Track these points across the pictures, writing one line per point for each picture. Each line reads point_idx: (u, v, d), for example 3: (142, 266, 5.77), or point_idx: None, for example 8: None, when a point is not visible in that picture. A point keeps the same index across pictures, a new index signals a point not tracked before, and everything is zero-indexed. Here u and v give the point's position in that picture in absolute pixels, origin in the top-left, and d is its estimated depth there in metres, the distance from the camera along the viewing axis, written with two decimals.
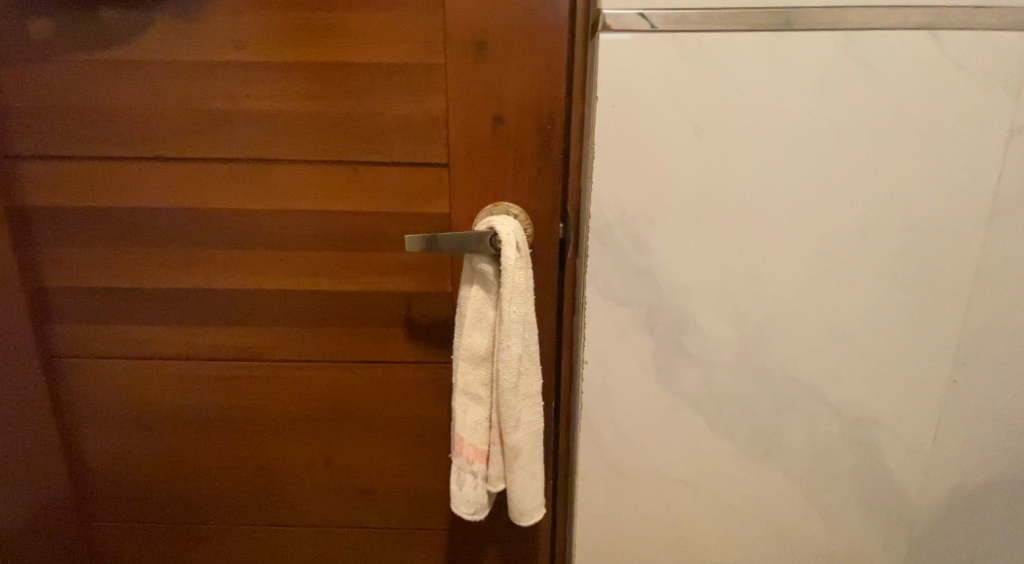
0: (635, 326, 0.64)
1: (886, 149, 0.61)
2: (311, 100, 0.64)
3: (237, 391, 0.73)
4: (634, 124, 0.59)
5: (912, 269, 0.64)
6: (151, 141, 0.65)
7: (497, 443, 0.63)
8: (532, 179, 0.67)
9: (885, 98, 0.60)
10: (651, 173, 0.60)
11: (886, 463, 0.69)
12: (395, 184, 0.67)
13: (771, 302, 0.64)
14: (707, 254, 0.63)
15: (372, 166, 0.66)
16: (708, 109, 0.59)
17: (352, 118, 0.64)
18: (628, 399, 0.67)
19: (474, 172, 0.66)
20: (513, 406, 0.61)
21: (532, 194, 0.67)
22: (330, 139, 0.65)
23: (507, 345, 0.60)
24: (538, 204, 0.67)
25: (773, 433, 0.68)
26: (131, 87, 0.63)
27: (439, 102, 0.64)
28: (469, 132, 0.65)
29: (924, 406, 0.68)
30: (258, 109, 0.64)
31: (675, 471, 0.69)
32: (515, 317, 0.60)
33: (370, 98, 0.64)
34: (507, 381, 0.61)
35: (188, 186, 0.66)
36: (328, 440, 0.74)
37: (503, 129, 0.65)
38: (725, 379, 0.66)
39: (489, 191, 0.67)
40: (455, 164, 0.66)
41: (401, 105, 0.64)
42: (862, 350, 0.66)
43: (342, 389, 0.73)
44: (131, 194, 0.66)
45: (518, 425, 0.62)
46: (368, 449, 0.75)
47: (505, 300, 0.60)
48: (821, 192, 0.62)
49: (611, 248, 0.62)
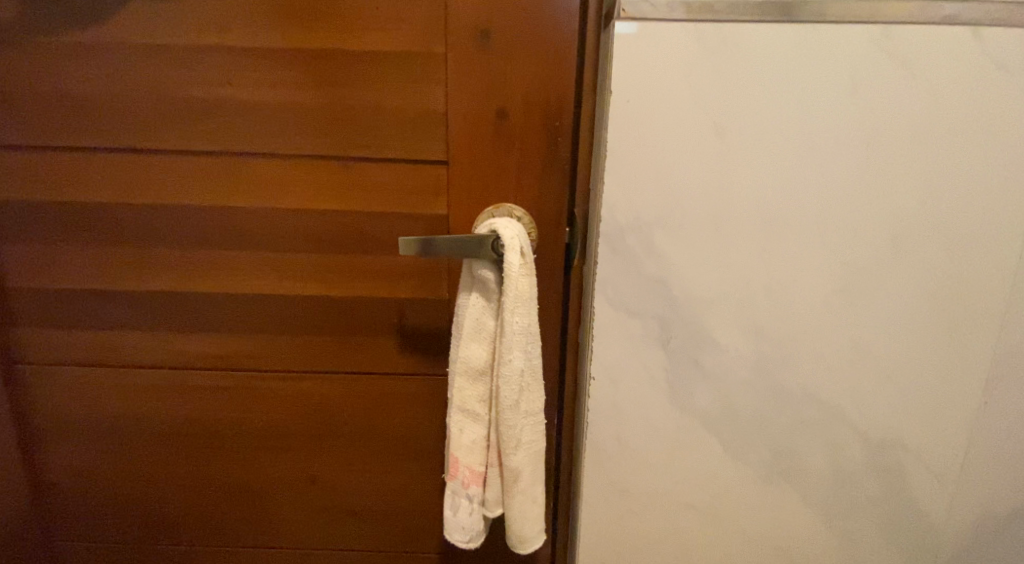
0: (648, 340, 0.60)
1: (919, 152, 0.57)
2: (301, 90, 0.59)
3: (212, 405, 0.68)
4: (650, 121, 0.55)
5: (944, 283, 0.60)
6: (124, 132, 0.60)
7: (495, 465, 0.59)
8: (537, 180, 0.62)
9: (921, 98, 0.55)
10: (667, 174, 0.56)
11: (912, 492, 0.65)
12: (387, 183, 0.62)
13: (793, 316, 0.59)
14: (726, 263, 0.58)
15: (364, 162, 0.61)
16: (730, 105, 0.55)
17: (345, 110, 0.60)
18: (637, 419, 0.62)
19: (474, 171, 0.61)
20: (513, 425, 0.56)
21: (537, 196, 0.62)
22: (321, 133, 0.60)
23: (509, 359, 0.55)
24: (543, 206, 0.63)
25: (792, 457, 0.63)
26: (101, 73, 0.58)
27: (439, 94, 0.60)
28: (470, 127, 0.60)
29: (952, 431, 0.63)
30: (240, 99, 0.59)
31: (687, 496, 0.64)
32: (517, 329, 0.55)
33: (362, 88, 0.59)
34: (508, 399, 0.56)
35: (163, 182, 0.61)
36: (312, 457, 0.69)
37: (507, 125, 0.60)
38: (741, 398, 0.61)
39: (490, 191, 0.62)
40: (455, 161, 0.61)
41: (395, 97, 0.60)
42: (888, 367, 0.61)
43: (328, 404, 0.68)
44: (100, 190, 0.61)
45: (518, 446, 0.57)
46: (355, 467, 0.70)
47: (507, 310, 0.55)
48: (851, 199, 0.57)
49: (623, 255, 0.58)
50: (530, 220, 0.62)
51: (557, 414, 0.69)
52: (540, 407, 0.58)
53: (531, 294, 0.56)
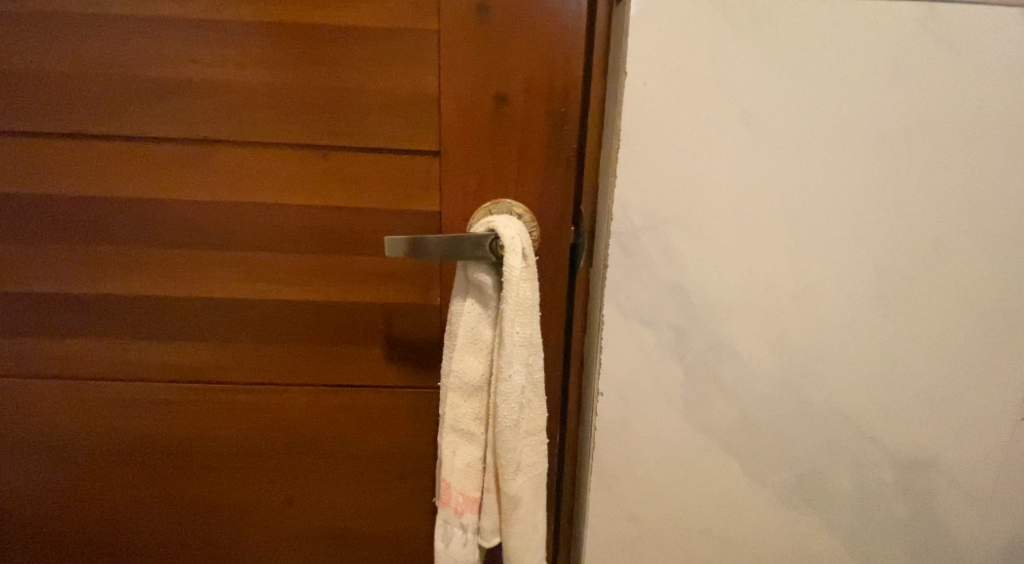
0: (662, 350, 0.55)
1: (964, 147, 0.51)
2: (275, 69, 0.53)
3: (176, 423, 0.62)
4: (671, 106, 0.50)
5: (984, 291, 0.54)
6: (78, 115, 0.53)
7: (492, 490, 0.53)
8: (539, 175, 0.56)
9: (967, 86, 0.50)
10: (688, 166, 0.51)
11: (945, 518, 0.59)
12: (371, 175, 0.56)
13: (820, 323, 0.55)
14: (747, 266, 0.53)
15: (345, 152, 0.55)
16: (760, 89, 0.50)
17: (326, 91, 0.53)
18: (647, 436, 0.56)
19: (469, 162, 0.55)
20: (513, 447, 0.51)
21: (539, 192, 0.56)
22: (300, 119, 0.54)
23: (508, 374, 0.49)
24: (546, 203, 0.57)
25: (815, 478, 0.58)
26: (51, 48, 0.52)
27: (432, 77, 0.53)
28: (465, 113, 0.54)
29: (989, 452, 0.58)
30: (206, 79, 0.53)
31: (701, 521, 0.59)
32: (517, 340, 0.49)
33: (344, 68, 0.53)
34: (507, 418, 0.50)
35: (120, 172, 0.55)
36: (288, 480, 0.64)
37: (507, 110, 0.54)
38: (761, 413, 0.56)
39: (487, 185, 0.56)
40: (448, 152, 0.55)
41: (380, 78, 0.53)
42: (920, 382, 0.56)
43: (306, 421, 0.62)
44: (49, 181, 0.55)
45: (518, 469, 0.51)
46: (336, 490, 0.64)
47: (507, 319, 0.49)
48: (886, 198, 0.52)
49: (637, 257, 0.52)
50: (532, 218, 0.56)
51: (559, 430, 0.64)
52: (542, 425, 0.53)
53: (534, 301, 0.50)
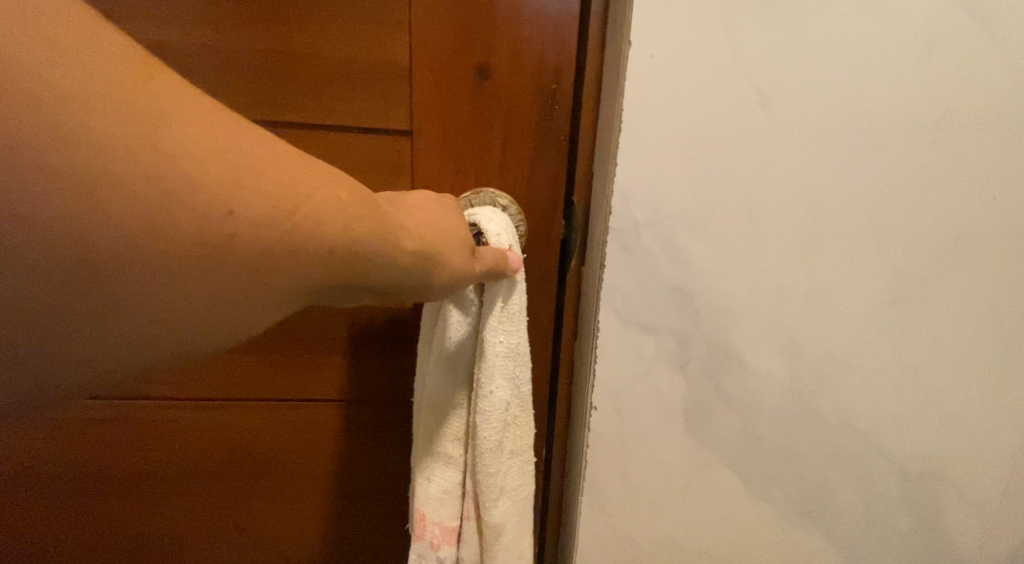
0: (661, 357, 0.51)
1: (998, 138, 0.46)
2: (227, 30, 0.47)
3: (120, 444, 0.59)
4: (682, 87, 0.45)
5: (1011, 295, 0.50)
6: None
7: (472, 517, 0.47)
8: (526, 161, 0.51)
9: (1002, 67, 0.45)
10: (699, 156, 0.46)
11: (952, 535, 0.55)
12: (338, 155, 0.51)
13: (834, 332, 0.50)
14: (756, 267, 0.49)
15: (308, 129, 0.50)
16: (779, 70, 0.45)
17: (285, 57, 0.48)
18: (643, 448, 0.53)
19: (448, 143, 0.50)
20: (496, 471, 0.45)
21: (526, 178, 0.51)
22: (263, 92, 0.49)
23: (492, 391, 0.43)
24: (533, 194, 0.52)
25: (819, 493, 0.54)
26: None
27: (408, 47, 0.48)
28: (443, 87, 0.49)
29: (1002, 464, 0.54)
30: (151, 41, 0.47)
31: (695, 536, 0.55)
32: (502, 352, 0.43)
33: (306, 30, 0.47)
34: (490, 439, 0.44)
35: None
36: (239, 506, 0.62)
37: (490, 85, 0.48)
38: (765, 423, 0.52)
39: (469, 170, 0.51)
40: (424, 131, 0.50)
41: (346, 44, 0.48)
42: (936, 393, 0.52)
43: (262, 444, 0.60)
44: None
45: (501, 494, 0.45)
46: (287, 518, 0.63)
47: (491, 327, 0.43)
48: (907, 191, 0.47)
49: (638, 257, 0.48)
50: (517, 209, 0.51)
51: (545, 445, 0.60)
52: (528, 444, 0.47)
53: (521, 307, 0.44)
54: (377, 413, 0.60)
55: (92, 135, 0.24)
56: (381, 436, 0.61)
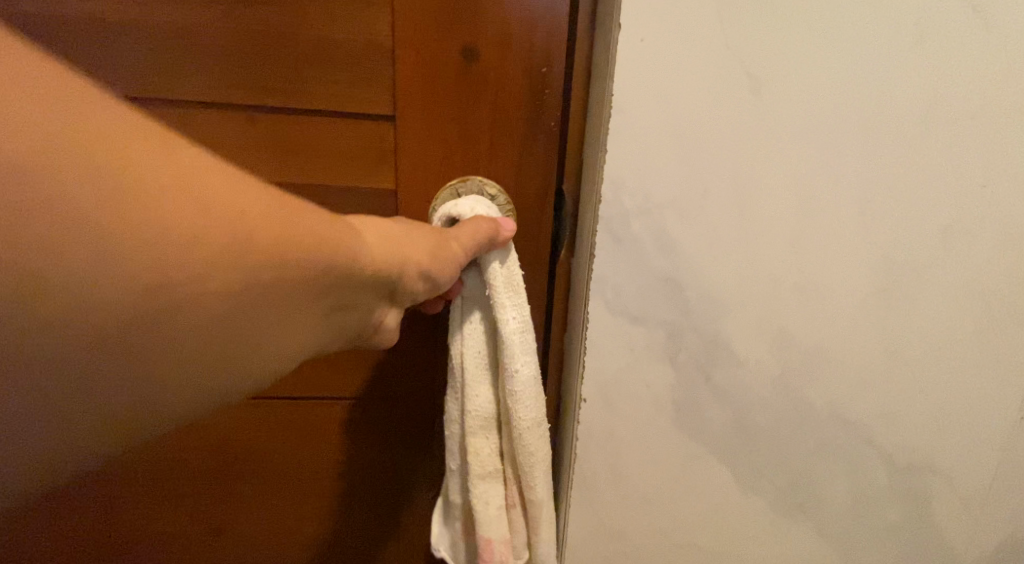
0: (652, 349, 0.50)
1: (991, 126, 0.45)
2: (206, 14, 0.46)
3: (147, 474, 0.63)
4: (672, 74, 0.44)
5: (1001, 285, 0.49)
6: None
7: (517, 499, 0.49)
8: (516, 150, 0.49)
9: (996, 52, 0.44)
10: (689, 143, 0.45)
11: (941, 524, 0.55)
12: (322, 142, 0.50)
13: (825, 323, 0.50)
14: (747, 258, 0.48)
15: (290, 116, 0.49)
16: (770, 55, 0.44)
17: (264, 41, 0.47)
18: (634, 442, 0.52)
19: (435, 130, 0.49)
20: (536, 448, 0.47)
21: (516, 167, 0.50)
22: (245, 76, 0.48)
23: (516, 369, 0.45)
24: (522, 182, 0.50)
25: (810, 487, 0.54)
26: None
27: (391, 29, 0.47)
28: (429, 71, 0.47)
29: (990, 454, 0.53)
30: (128, 29, 0.46)
31: (687, 531, 0.55)
32: (518, 329, 0.45)
33: (285, 13, 0.46)
34: (523, 417, 0.46)
35: None
36: (256, 516, 0.65)
37: (477, 68, 0.47)
38: (756, 417, 0.52)
39: (457, 159, 0.50)
40: (409, 117, 0.48)
41: (327, 25, 0.47)
42: (926, 385, 0.52)
43: (271, 457, 0.63)
44: None
45: (542, 470, 0.47)
46: (301, 520, 0.66)
47: (501, 307, 0.45)
48: (899, 181, 0.47)
49: (628, 248, 0.47)
50: (505, 198, 0.50)
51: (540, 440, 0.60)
52: None
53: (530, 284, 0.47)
54: None
55: (113, 201, 0.22)
56: (377, 412, 0.62)
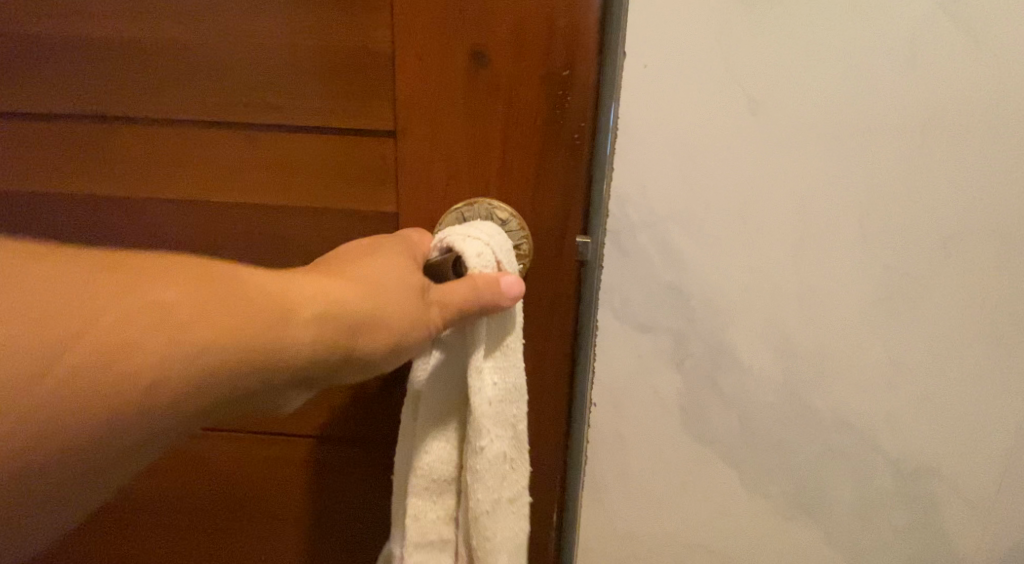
0: (660, 355, 0.53)
1: (985, 141, 0.47)
2: (247, 50, 0.50)
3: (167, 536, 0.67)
4: (671, 98, 0.47)
5: (1002, 293, 0.50)
6: (55, 91, 0.53)
7: None
8: (531, 175, 0.50)
9: (990, 70, 0.45)
10: (691, 160, 0.48)
11: (948, 529, 0.56)
12: (347, 165, 0.53)
13: (827, 330, 0.52)
14: (750, 268, 0.50)
15: (316, 141, 0.52)
16: (770, 76, 0.46)
17: (292, 74, 0.50)
18: (642, 442, 0.55)
19: (451, 156, 0.51)
20: (494, 530, 0.46)
21: (532, 191, 0.51)
22: (276, 106, 0.51)
23: (484, 444, 0.44)
24: (539, 206, 0.51)
25: (817, 490, 0.55)
26: (53, 44, 0.52)
27: (405, 62, 0.48)
28: (442, 100, 0.49)
29: (996, 460, 0.54)
30: (187, 65, 0.51)
31: (694, 531, 0.57)
32: (493, 402, 0.44)
33: (310, 49, 0.49)
34: (483, 496, 0.45)
35: (97, 161, 0.55)
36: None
37: (489, 98, 0.48)
38: (762, 423, 0.54)
39: (475, 183, 0.51)
40: (423, 143, 0.51)
41: (346, 59, 0.49)
42: (928, 391, 0.53)
43: (271, 510, 0.64)
44: (46, 169, 0.56)
45: (497, 552, 0.46)
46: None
47: (478, 375, 0.44)
48: (896, 190, 0.48)
49: (635, 259, 0.50)
50: (517, 222, 0.51)
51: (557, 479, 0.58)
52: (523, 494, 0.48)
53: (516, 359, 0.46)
54: (380, 422, 0.59)
55: (51, 377, 0.28)
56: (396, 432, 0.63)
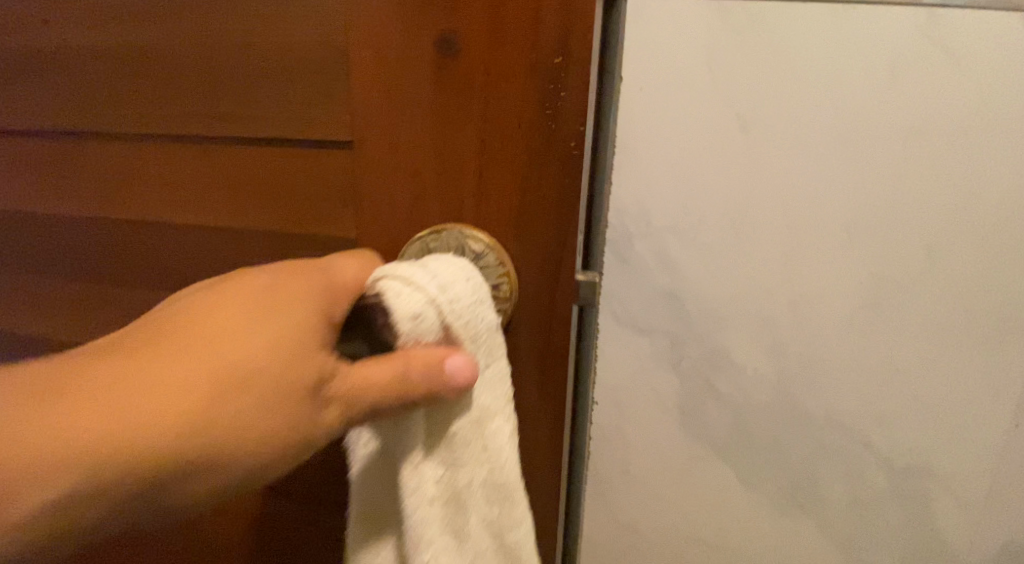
0: (658, 354, 0.58)
1: (967, 156, 0.50)
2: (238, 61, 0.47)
3: None
4: (664, 120, 0.52)
5: (990, 300, 0.52)
6: (90, 108, 0.55)
7: None
8: (514, 203, 0.41)
9: (968, 88, 0.48)
10: (684, 175, 0.53)
11: (941, 527, 0.58)
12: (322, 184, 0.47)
13: (817, 334, 0.55)
14: (742, 274, 0.54)
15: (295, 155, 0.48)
16: (759, 98, 0.50)
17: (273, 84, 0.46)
18: (642, 435, 0.60)
19: (425, 176, 0.43)
20: None
21: (518, 221, 0.41)
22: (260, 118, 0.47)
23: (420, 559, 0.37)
24: (527, 240, 0.41)
25: (811, 486, 0.58)
26: (88, 60, 0.53)
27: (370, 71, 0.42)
28: (411, 112, 0.42)
29: (989, 462, 0.56)
30: (191, 76, 0.49)
31: (694, 523, 0.61)
32: (426, 511, 0.37)
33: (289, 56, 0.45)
34: None
35: (122, 174, 0.56)
36: None
37: (463, 111, 0.40)
38: (757, 421, 0.57)
39: (454, 210, 0.43)
40: (394, 163, 0.43)
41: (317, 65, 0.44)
42: (920, 395, 0.55)
43: None
44: (82, 182, 0.58)
45: None
46: None
47: (409, 474, 0.37)
48: (880, 202, 0.51)
49: (633, 265, 0.56)
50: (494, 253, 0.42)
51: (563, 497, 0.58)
52: None
53: (482, 448, 0.39)
54: None
55: None
56: None
